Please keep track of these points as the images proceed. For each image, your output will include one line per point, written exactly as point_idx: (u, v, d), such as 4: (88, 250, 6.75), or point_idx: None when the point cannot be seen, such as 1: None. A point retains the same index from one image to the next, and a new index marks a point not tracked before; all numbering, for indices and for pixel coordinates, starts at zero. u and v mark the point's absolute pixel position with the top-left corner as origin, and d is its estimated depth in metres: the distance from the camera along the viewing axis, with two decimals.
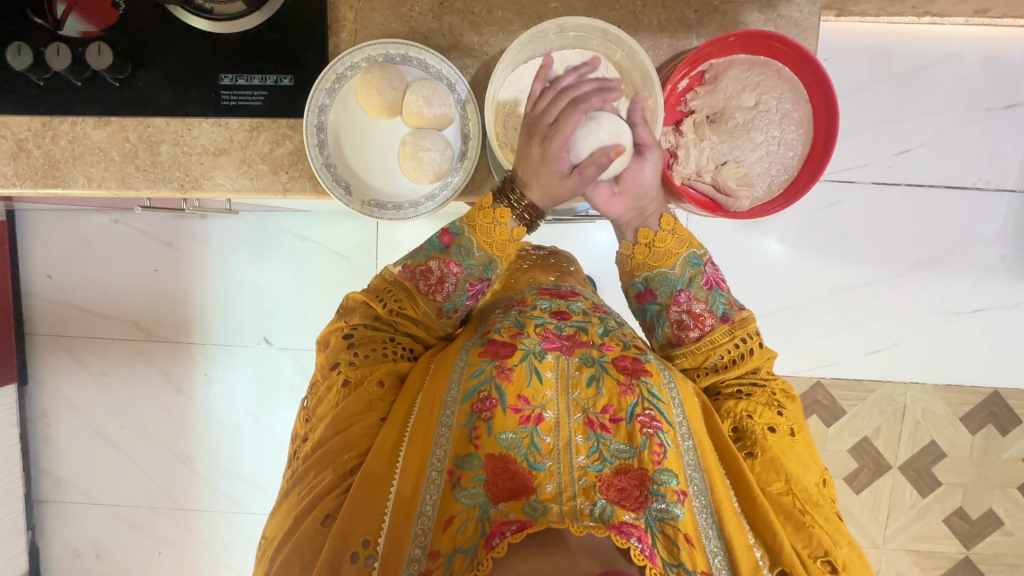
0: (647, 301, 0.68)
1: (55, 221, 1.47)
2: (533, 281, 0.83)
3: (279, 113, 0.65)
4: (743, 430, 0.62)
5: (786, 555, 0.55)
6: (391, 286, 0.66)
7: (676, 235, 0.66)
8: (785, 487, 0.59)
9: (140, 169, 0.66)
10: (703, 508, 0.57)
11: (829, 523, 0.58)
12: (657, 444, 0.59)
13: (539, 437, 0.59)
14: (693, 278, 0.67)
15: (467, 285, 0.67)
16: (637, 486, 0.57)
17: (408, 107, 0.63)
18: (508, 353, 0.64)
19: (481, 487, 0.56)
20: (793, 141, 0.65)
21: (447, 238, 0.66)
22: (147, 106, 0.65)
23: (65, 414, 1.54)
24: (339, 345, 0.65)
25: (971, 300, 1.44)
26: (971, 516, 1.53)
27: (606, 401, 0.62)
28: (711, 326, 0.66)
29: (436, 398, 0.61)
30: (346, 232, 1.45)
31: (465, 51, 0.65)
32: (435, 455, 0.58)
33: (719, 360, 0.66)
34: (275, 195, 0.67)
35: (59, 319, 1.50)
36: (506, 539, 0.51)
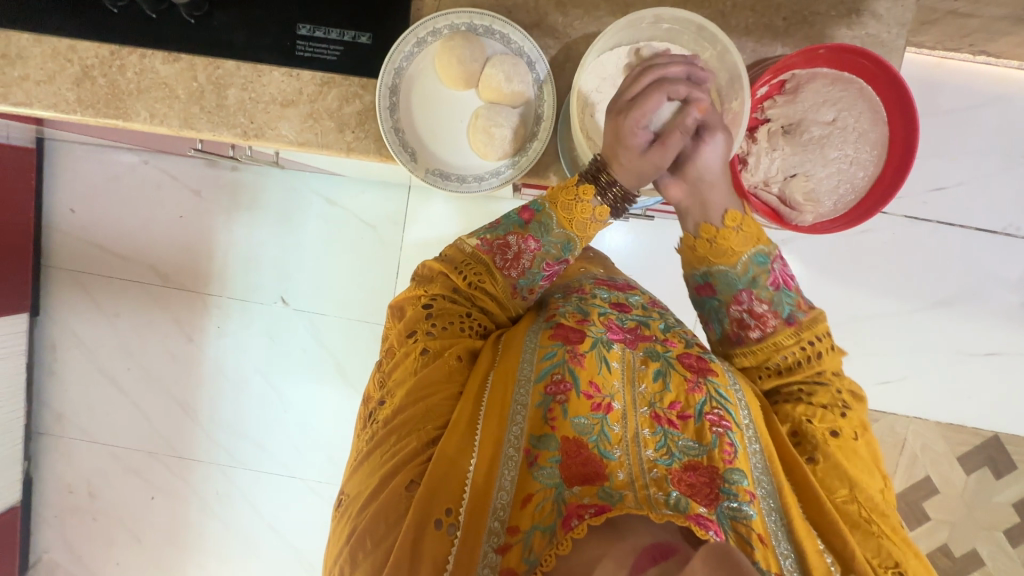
0: (705, 294, 0.68)
1: (85, 156, 1.46)
2: (586, 271, 0.83)
3: (353, 71, 0.64)
4: (803, 433, 0.61)
5: (857, 563, 0.55)
6: (469, 259, 0.69)
7: (750, 226, 0.65)
8: (850, 496, 0.58)
9: (205, 110, 0.65)
10: (773, 511, 0.56)
11: (898, 532, 0.57)
12: (727, 443, 0.58)
13: (608, 425, 0.59)
14: (757, 278, 0.65)
15: (543, 264, 0.69)
16: (707, 483, 0.57)
17: (487, 80, 0.63)
18: (579, 339, 0.64)
19: (557, 468, 0.57)
20: (866, 163, 0.65)
21: (528, 215, 0.68)
22: (221, 47, 0.64)
23: (73, 350, 1.53)
24: (418, 314, 0.66)
25: (984, 343, 1.45)
26: (955, 554, 1.54)
27: (673, 397, 0.61)
28: (774, 328, 0.65)
29: (511, 376, 0.61)
30: (376, 202, 1.44)
31: (548, 31, 0.64)
32: (512, 431, 0.59)
33: (779, 362, 0.65)
34: (338, 154, 0.66)
35: (78, 255, 1.49)
36: (586, 522, 0.51)
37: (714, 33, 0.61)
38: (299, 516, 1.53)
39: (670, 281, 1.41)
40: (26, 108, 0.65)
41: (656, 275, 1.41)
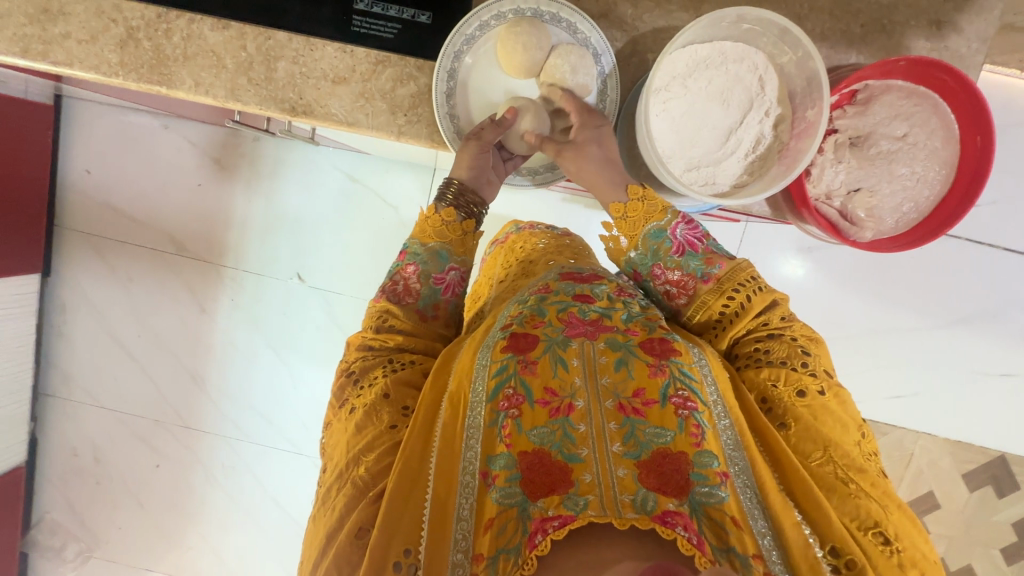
0: (637, 283, 0.73)
1: (105, 116, 1.42)
2: (554, 264, 0.81)
3: (411, 51, 0.62)
4: (773, 399, 0.60)
5: (839, 530, 0.51)
6: (376, 313, 0.70)
7: (643, 206, 0.71)
8: (826, 457, 0.55)
9: (252, 82, 0.63)
10: (747, 488, 0.54)
11: (875, 489, 0.54)
12: (694, 425, 0.55)
13: (570, 427, 0.56)
14: (660, 250, 0.70)
15: (434, 279, 0.72)
16: (677, 471, 0.53)
17: (550, 71, 0.61)
18: (530, 345, 0.61)
19: (517, 485, 0.53)
20: (933, 179, 0.66)
21: (401, 254, 0.74)
22: (274, 17, 0.61)
23: (83, 312, 1.51)
24: (343, 383, 0.66)
25: (1000, 363, 1.45)
26: (949, 568, 1.56)
27: (637, 384, 0.58)
28: (693, 290, 0.68)
29: (461, 401, 0.59)
30: (401, 182, 1.42)
31: (616, 22, 0.62)
32: (466, 458, 0.56)
33: (720, 321, 0.66)
34: (388, 137, 0.64)
35: (92, 217, 1.46)
36: (550, 536, 0.49)
37: (798, 37, 0.58)
38: (304, 493, 1.54)
39: None
40: (63, 68, 0.62)
41: None
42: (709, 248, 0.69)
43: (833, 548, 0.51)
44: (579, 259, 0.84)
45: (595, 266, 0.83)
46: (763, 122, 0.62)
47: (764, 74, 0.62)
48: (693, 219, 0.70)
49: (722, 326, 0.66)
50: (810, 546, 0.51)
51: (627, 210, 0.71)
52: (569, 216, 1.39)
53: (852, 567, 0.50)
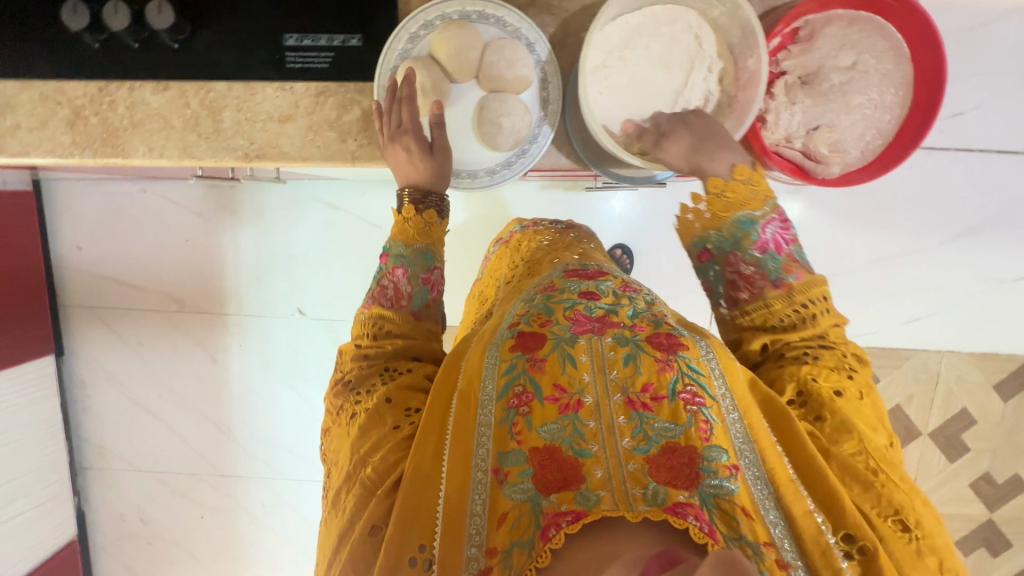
0: (704, 261, 0.67)
1: (84, 191, 1.44)
2: (559, 263, 0.80)
3: (348, 76, 0.62)
4: (808, 393, 0.57)
5: (850, 516, 0.50)
6: (370, 322, 0.70)
7: (744, 189, 0.64)
8: (859, 447, 0.53)
9: (203, 137, 0.64)
10: (757, 479, 0.52)
11: (903, 481, 0.53)
12: (703, 420, 0.53)
13: (580, 423, 0.54)
14: (744, 240, 0.64)
15: (423, 278, 0.73)
16: (687, 463, 0.51)
17: (487, 69, 0.60)
18: (538, 344, 0.60)
19: (530, 481, 0.51)
20: (891, 105, 0.65)
21: (384, 259, 0.74)
22: (208, 69, 0.62)
23: (102, 384, 1.55)
24: (342, 390, 0.66)
25: (1015, 268, 1.40)
26: (997, 481, 1.55)
27: (646, 378, 0.56)
28: (762, 290, 0.63)
29: (471, 402, 0.58)
30: (380, 200, 1.42)
31: (544, 7, 0.61)
32: (478, 455, 0.55)
33: (775, 325, 0.62)
34: (343, 164, 0.65)
35: (92, 291, 1.49)
36: (563, 530, 0.47)
37: None
38: None
39: None
40: (22, 158, 0.64)
41: (670, 241, 1.40)
42: (792, 254, 0.64)
43: (847, 534, 0.50)
44: (585, 254, 0.85)
45: (600, 260, 0.84)
46: (708, 79, 0.61)
47: (700, 31, 0.60)
48: (787, 218, 0.65)
49: (776, 331, 0.62)
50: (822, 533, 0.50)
51: (742, 177, 0.64)
52: (552, 202, 1.39)
53: (865, 552, 0.49)
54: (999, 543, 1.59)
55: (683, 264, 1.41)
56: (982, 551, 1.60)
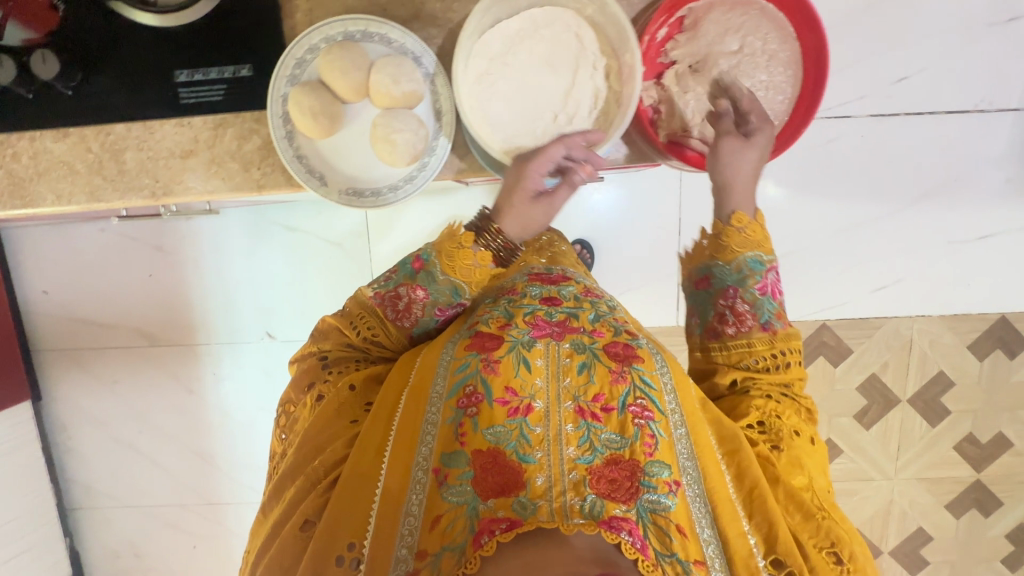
0: (698, 288, 0.78)
1: (43, 236, 1.45)
2: (525, 264, 0.89)
3: (242, 106, 0.62)
4: (768, 425, 0.71)
5: (781, 544, 0.63)
6: (361, 310, 0.75)
7: (759, 232, 0.76)
8: (804, 484, 0.68)
9: (108, 180, 0.64)
10: (697, 497, 0.64)
11: (831, 511, 0.67)
12: (648, 435, 0.65)
13: (527, 428, 0.65)
14: (747, 279, 0.74)
15: (436, 310, 0.73)
16: (628, 477, 0.62)
17: (375, 86, 0.60)
18: (494, 346, 0.70)
19: (468, 484, 0.61)
20: (781, 84, 0.79)
21: (417, 265, 0.71)
22: (103, 112, 0.62)
23: (82, 424, 1.56)
24: (315, 368, 0.75)
25: (977, 227, 1.39)
26: (981, 441, 1.55)
27: (598, 389, 0.68)
28: (749, 328, 0.74)
29: (421, 399, 0.68)
30: (336, 218, 1.43)
31: (429, 20, 0.63)
32: (421, 454, 0.65)
33: (749, 364, 0.74)
34: (250, 193, 0.65)
35: (63, 333, 1.51)
36: (495, 538, 0.56)
37: None
38: None
39: (643, 236, 1.39)
40: None
41: (627, 232, 1.39)
42: (780, 305, 0.76)
43: (775, 558, 0.63)
44: (552, 259, 0.94)
45: (567, 265, 0.93)
46: (594, 76, 0.65)
47: (581, 31, 0.64)
48: (781, 274, 0.76)
49: (749, 370, 0.74)
50: (751, 555, 0.63)
51: (742, 226, 0.75)
52: None
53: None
54: (989, 503, 1.58)
55: (642, 255, 1.40)
56: (973, 513, 1.59)
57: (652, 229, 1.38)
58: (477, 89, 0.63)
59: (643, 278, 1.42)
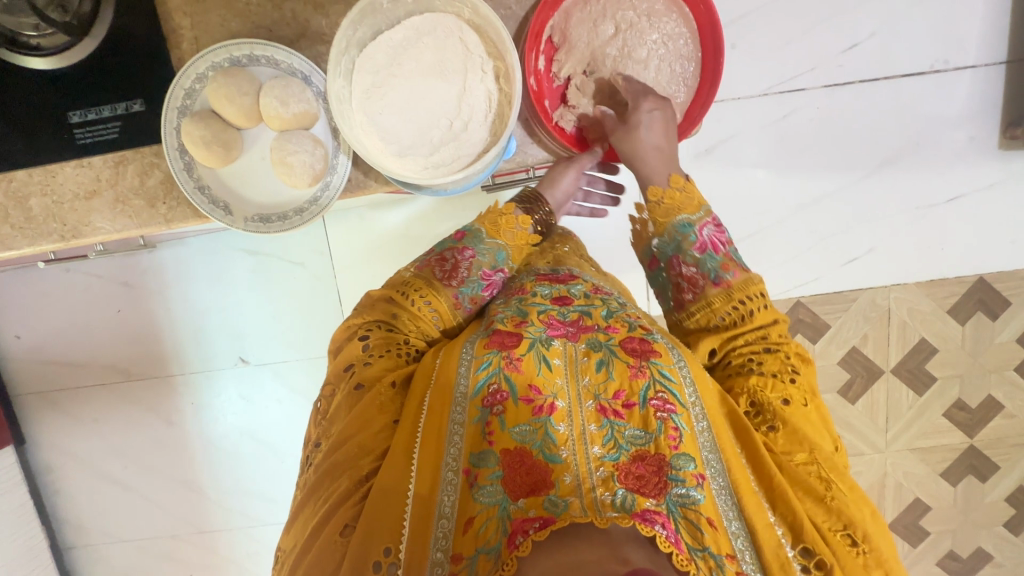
0: (653, 268, 0.81)
1: (11, 281, 1.46)
2: (529, 267, 0.84)
3: (139, 142, 0.65)
4: (760, 404, 0.68)
5: (809, 535, 0.59)
6: (410, 279, 0.80)
7: (679, 196, 0.80)
8: (808, 457, 0.65)
9: (16, 227, 0.66)
10: (722, 490, 0.60)
11: (843, 485, 0.63)
12: (672, 427, 0.62)
13: (552, 428, 0.62)
14: (683, 242, 0.77)
15: (482, 272, 0.81)
16: (656, 472, 0.60)
17: (266, 111, 0.64)
18: (514, 344, 0.67)
19: (499, 484, 0.58)
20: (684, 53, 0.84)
21: (461, 235, 0.84)
22: (5, 161, 0.65)
23: (68, 464, 1.57)
24: (355, 348, 0.73)
25: (944, 189, 1.36)
26: (971, 406, 1.52)
27: (618, 385, 0.65)
28: (704, 288, 0.76)
29: (446, 400, 0.65)
30: (296, 239, 1.42)
31: (316, 38, 0.65)
32: (450, 455, 0.62)
33: (718, 322, 0.74)
34: (160, 228, 0.68)
35: (40, 376, 1.52)
36: (530, 537, 0.53)
37: None
38: None
39: (606, 228, 1.38)
40: None
41: (588, 226, 1.38)
42: (727, 254, 0.77)
43: (804, 548, 0.59)
44: (557, 258, 0.87)
45: (574, 265, 0.86)
46: (485, 80, 0.61)
47: (462, 33, 0.60)
48: (719, 222, 0.79)
49: (719, 329, 0.74)
50: (780, 546, 0.59)
51: (659, 198, 0.81)
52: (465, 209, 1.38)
53: (819, 566, 0.58)
54: (985, 468, 1.55)
55: (607, 248, 1.38)
56: (970, 479, 1.56)
57: (614, 222, 1.37)
58: (366, 105, 0.60)
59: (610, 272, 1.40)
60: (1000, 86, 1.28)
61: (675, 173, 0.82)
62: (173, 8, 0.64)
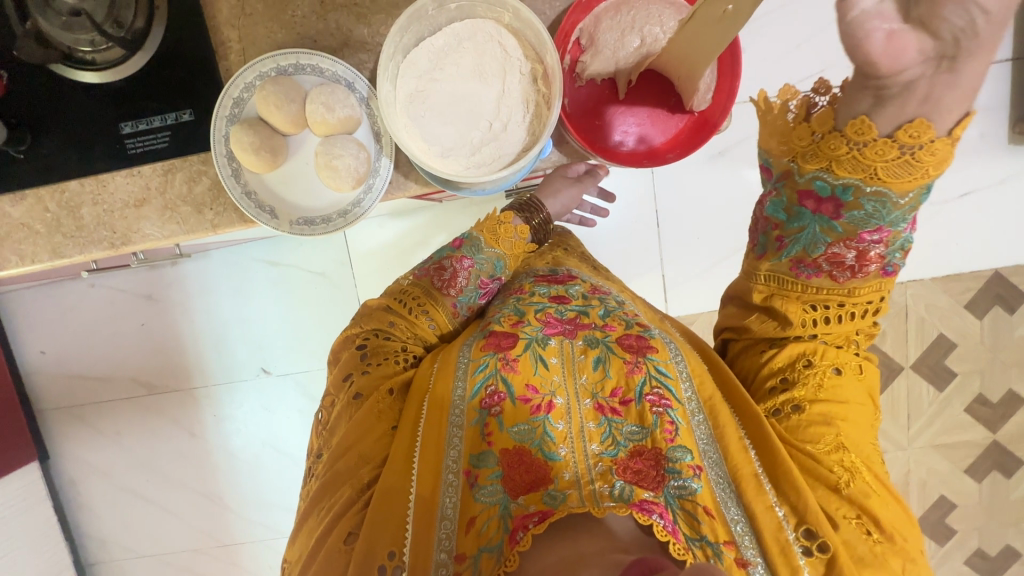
0: (806, 207, 0.60)
1: (37, 297, 1.49)
2: (528, 269, 0.87)
3: (188, 150, 0.67)
4: (793, 381, 0.65)
5: (811, 513, 0.57)
6: (408, 287, 0.81)
7: (943, 154, 0.49)
8: (834, 444, 0.61)
9: (67, 236, 0.69)
10: (719, 479, 0.60)
11: (865, 472, 0.61)
12: (668, 422, 0.62)
13: (550, 425, 0.63)
14: (904, 216, 0.56)
15: (479, 282, 0.81)
16: (653, 466, 0.60)
17: (312, 116, 0.67)
18: (510, 344, 0.69)
19: (499, 483, 0.60)
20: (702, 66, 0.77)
21: (459, 243, 0.82)
22: (57, 171, 0.67)
23: (91, 479, 1.57)
24: (353, 357, 0.75)
25: (957, 185, 1.37)
26: (992, 401, 1.52)
27: (615, 383, 0.65)
28: (868, 275, 0.60)
29: (444, 401, 0.66)
30: (318, 249, 1.44)
31: (358, 46, 0.67)
32: (450, 457, 0.62)
33: (838, 305, 0.63)
34: (206, 233, 0.70)
35: (65, 391, 1.53)
36: (529, 533, 0.55)
37: None
38: None
39: (623, 232, 1.40)
40: None
41: (606, 229, 1.40)
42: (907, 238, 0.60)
43: (807, 530, 0.57)
44: (556, 258, 0.89)
45: (574, 263, 0.88)
46: (523, 81, 0.63)
47: (501, 38, 0.63)
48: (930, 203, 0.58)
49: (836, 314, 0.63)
50: (781, 529, 0.57)
51: (916, 142, 0.48)
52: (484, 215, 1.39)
53: (823, 549, 0.55)
54: (1009, 463, 1.54)
55: (623, 249, 1.41)
56: (994, 475, 1.55)
57: (631, 224, 1.39)
58: (409, 109, 0.62)
59: (628, 274, 1.42)
60: (1007, 83, 1.31)
61: (924, 116, 0.47)
62: (222, 21, 0.67)
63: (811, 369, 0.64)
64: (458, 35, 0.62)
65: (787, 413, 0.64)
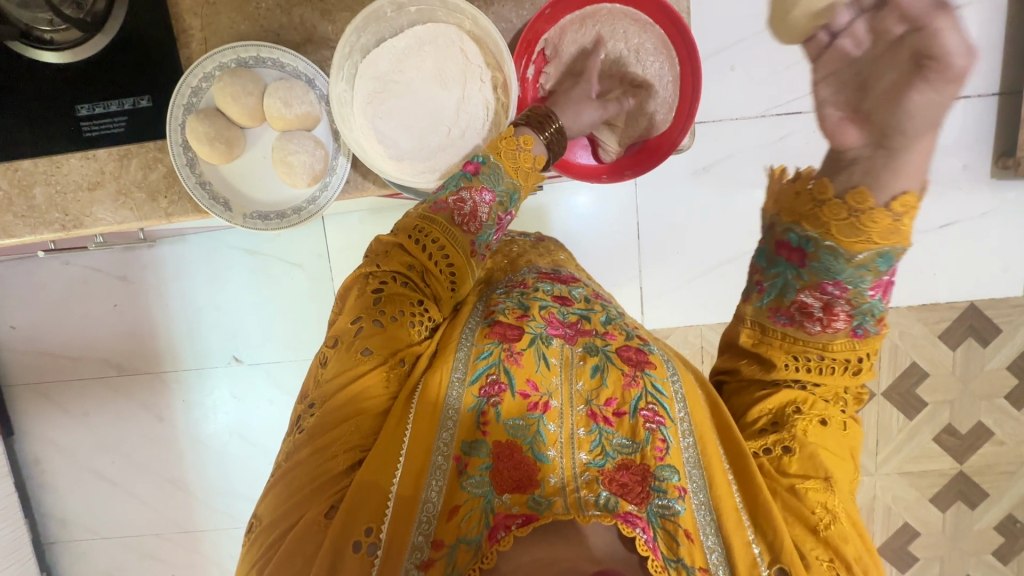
0: (782, 255, 0.61)
1: (10, 271, 1.47)
2: (530, 263, 0.81)
3: (144, 137, 0.68)
4: (783, 422, 0.61)
5: (785, 551, 0.56)
6: (421, 224, 0.64)
7: (889, 223, 0.55)
8: (819, 485, 0.59)
9: (19, 215, 0.69)
10: (701, 505, 0.59)
11: (848, 517, 0.58)
12: (659, 439, 0.60)
13: (544, 425, 0.61)
14: (864, 279, 0.58)
15: (497, 216, 0.66)
16: (639, 481, 0.59)
17: (269, 110, 0.67)
18: (516, 337, 0.65)
19: (487, 475, 0.59)
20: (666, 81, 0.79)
21: (472, 168, 0.66)
22: (14, 151, 0.68)
23: (54, 457, 1.56)
24: (364, 299, 0.62)
25: (937, 214, 1.38)
26: (961, 432, 1.52)
27: (611, 393, 0.63)
28: (835, 332, 0.60)
29: (444, 379, 0.62)
30: (296, 239, 1.43)
31: (321, 43, 0.68)
32: (442, 439, 0.60)
33: (813, 360, 0.61)
34: (160, 221, 0.70)
35: (34, 368, 1.52)
36: (511, 532, 0.56)
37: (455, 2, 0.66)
38: None
39: (605, 241, 1.40)
40: None
41: (587, 238, 1.40)
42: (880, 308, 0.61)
43: (780, 568, 0.56)
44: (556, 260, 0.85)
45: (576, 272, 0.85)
46: (483, 88, 0.68)
47: (462, 44, 0.67)
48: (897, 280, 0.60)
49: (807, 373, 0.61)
50: (754, 565, 0.57)
51: (862, 208, 0.55)
52: None
53: None
54: (974, 495, 1.55)
55: (604, 260, 1.41)
56: (958, 506, 1.55)
57: (614, 234, 1.39)
58: (367, 109, 0.67)
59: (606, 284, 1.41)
60: (991, 117, 1.31)
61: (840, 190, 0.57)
62: (185, 10, 0.67)
63: (800, 416, 0.61)
64: (419, 38, 0.67)
65: (778, 454, 0.61)
